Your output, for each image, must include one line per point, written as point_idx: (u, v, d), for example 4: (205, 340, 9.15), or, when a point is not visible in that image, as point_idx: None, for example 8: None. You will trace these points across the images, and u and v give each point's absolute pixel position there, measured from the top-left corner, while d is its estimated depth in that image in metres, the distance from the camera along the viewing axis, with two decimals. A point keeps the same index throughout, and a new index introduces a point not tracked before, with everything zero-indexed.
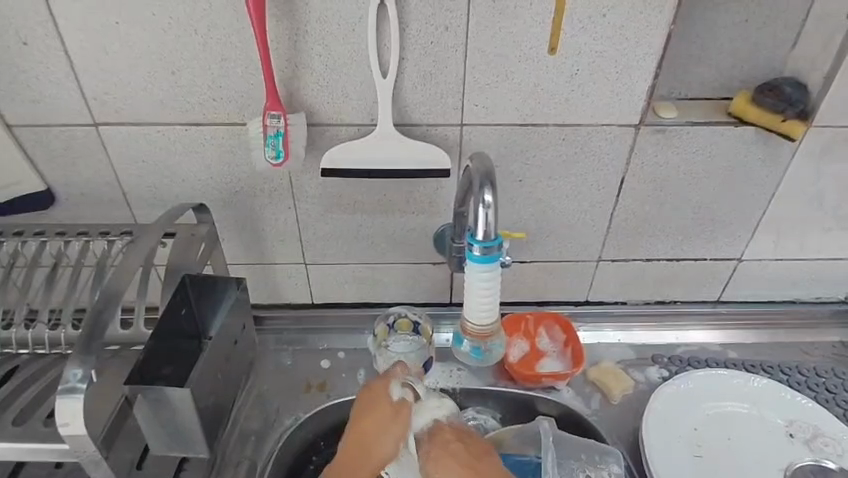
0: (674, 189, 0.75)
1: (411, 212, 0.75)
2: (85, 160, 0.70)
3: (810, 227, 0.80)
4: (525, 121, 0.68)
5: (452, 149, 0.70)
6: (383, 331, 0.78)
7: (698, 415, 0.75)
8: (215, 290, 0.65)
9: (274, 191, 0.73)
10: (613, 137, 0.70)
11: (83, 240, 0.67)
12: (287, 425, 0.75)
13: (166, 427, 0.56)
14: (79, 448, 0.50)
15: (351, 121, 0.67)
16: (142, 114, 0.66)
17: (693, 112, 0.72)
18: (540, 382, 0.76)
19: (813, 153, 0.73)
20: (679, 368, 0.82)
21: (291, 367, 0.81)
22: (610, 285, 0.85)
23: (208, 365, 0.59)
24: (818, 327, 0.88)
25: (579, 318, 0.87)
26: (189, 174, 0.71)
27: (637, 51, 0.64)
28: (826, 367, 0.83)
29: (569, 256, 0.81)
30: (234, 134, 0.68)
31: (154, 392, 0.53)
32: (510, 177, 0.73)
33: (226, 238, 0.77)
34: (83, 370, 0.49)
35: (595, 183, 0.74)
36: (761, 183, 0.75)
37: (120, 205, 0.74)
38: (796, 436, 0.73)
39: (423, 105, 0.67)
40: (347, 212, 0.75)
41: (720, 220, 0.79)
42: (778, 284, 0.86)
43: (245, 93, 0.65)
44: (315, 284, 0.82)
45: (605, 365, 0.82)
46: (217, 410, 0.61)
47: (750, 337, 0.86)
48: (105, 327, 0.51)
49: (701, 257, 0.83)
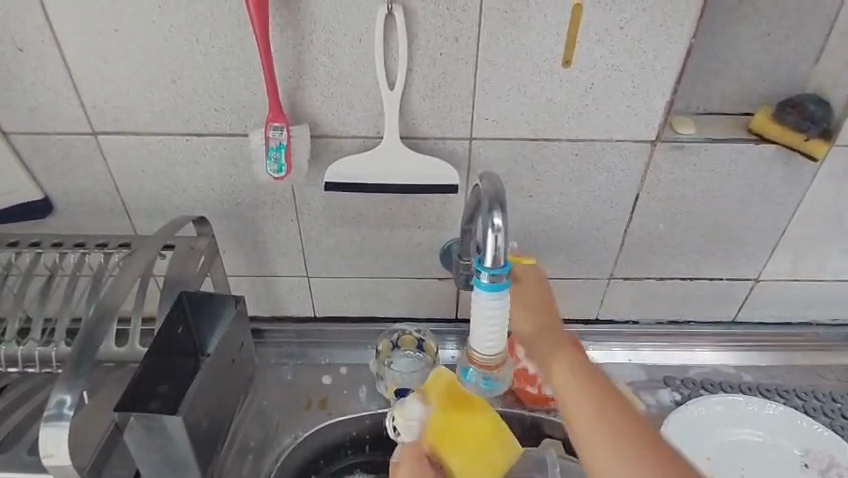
0: (690, 208, 0.72)
1: (417, 227, 0.73)
2: (83, 169, 0.68)
3: (831, 247, 0.77)
4: (537, 135, 0.66)
5: (460, 163, 0.68)
6: (386, 348, 0.76)
7: (711, 443, 0.72)
8: (213, 305, 0.63)
9: (277, 204, 0.71)
10: (627, 153, 0.67)
11: (79, 252, 0.65)
12: (287, 444, 0.73)
13: (158, 452, 0.54)
14: (64, 476, 0.47)
15: (356, 134, 0.65)
16: (142, 124, 0.64)
17: (711, 127, 0.69)
18: (547, 404, 0.74)
19: (837, 173, 0.70)
20: (692, 391, 0.79)
21: (292, 383, 0.79)
22: (621, 303, 0.82)
23: (203, 387, 0.57)
24: (836, 350, 0.85)
25: (589, 337, 0.84)
26: (190, 184, 0.69)
27: (655, 65, 0.61)
28: (843, 393, 0.80)
29: (580, 274, 0.78)
30: (236, 145, 0.66)
31: (147, 418, 0.51)
32: (520, 192, 0.70)
33: (226, 250, 0.75)
34: (72, 396, 0.46)
35: (608, 200, 0.71)
36: (782, 202, 0.72)
37: (119, 215, 0.72)
38: (812, 466, 0.70)
39: (431, 118, 0.64)
40: (351, 225, 0.73)
41: (737, 240, 0.76)
42: (796, 305, 0.83)
43: (247, 103, 0.63)
44: (317, 297, 0.80)
45: (614, 387, 0.79)
46: (213, 432, 0.59)
47: (765, 360, 0.83)
48: (96, 348, 0.48)
49: (717, 277, 0.80)
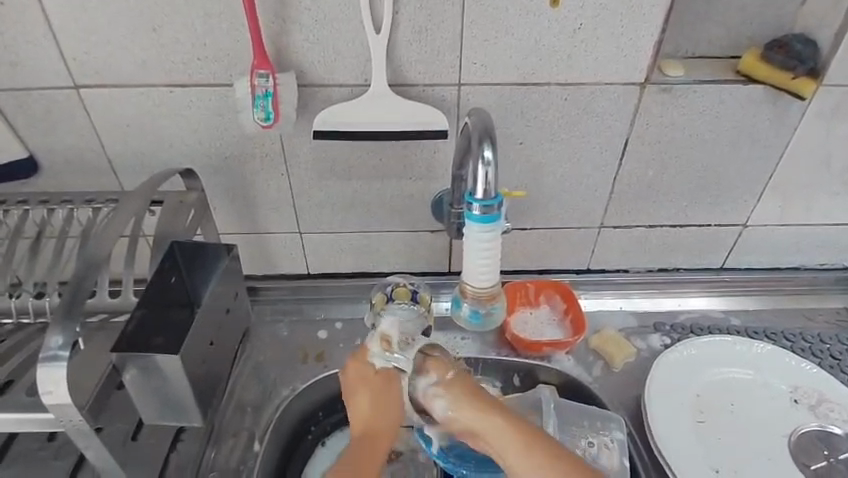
0: (679, 152, 0.73)
1: (408, 178, 0.73)
2: (67, 124, 0.67)
3: (818, 190, 0.78)
4: (526, 79, 0.65)
5: (449, 110, 0.67)
6: (381, 300, 0.75)
7: (701, 381, 0.74)
8: (205, 256, 0.63)
9: (266, 157, 0.70)
10: (616, 96, 0.67)
11: (67, 208, 0.65)
12: (284, 396, 0.74)
13: (157, 394, 0.54)
14: (65, 416, 0.47)
15: (343, 82, 0.64)
16: (124, 75, 0.63)
17: (700, 70, 0.69)
18: (540, 351, 0.75)
19: (824, 112, 0.70)
20: (682, 335, 0.80)
21: (288, 338, 0.80)
22: (612, 251, 0.83)
23: (198, 333, 0.57)
24: (822, 294, 0.86)
25: (580, 286, 0.85)
26: (176, 138, 0.68)
27: (644, 3, 0.61)
28: (829, 334, 0.81)
29: (570, 223, 0.79)
30: (221, 96, 0.65)
31: (143, 360, 0.52)
32: (510, 139, 0.70)
33: (216, 207, 0.75)
34: (65, 337, 0.47)
35: (597, 145, 0.71)
36: (769, 144, 0.73)
37: (106, 173, 0.71)
38: (801, 402, 0.72)
39: (419, 63, 0.64)
40: (342, 178, 0.72)
41: (725, 184, 0.76)
42: (782, 250, 0.85)
43: (231, 51, 0.62)
44: (310, 253, 0.81)
45: (606, 332, 0.80)
46: (210, 379, 0.59)
47: (753, 304, 0.85)
48: (89, 291, 0.49)
49: (706, 223, 0.80)
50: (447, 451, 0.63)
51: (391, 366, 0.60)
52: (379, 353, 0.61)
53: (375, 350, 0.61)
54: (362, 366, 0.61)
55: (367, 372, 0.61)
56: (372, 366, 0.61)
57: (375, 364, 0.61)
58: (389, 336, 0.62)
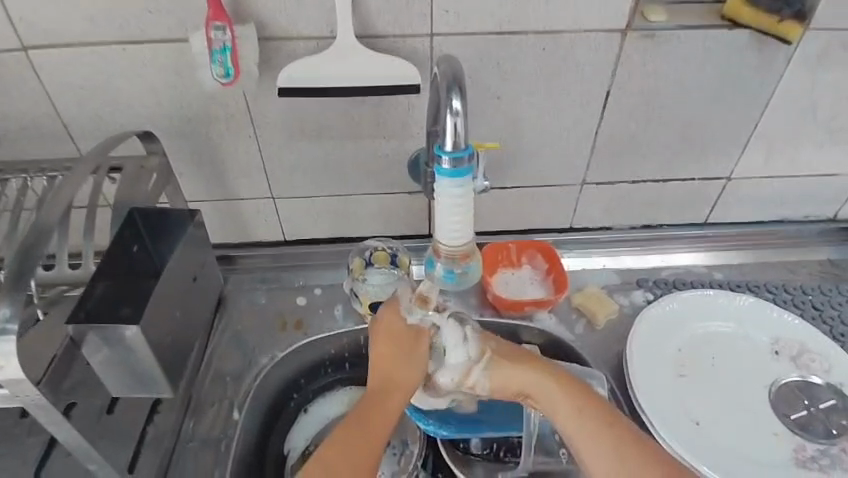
0: (663, 104, 0.70)
1: (382, 137, 0.70)
2: (16, 88, 0.63)
3: (802, 140, 0.76)
4: (502, 28, 0.62)
5: (422, 64, 0.64)
6: (359, 265, 0.74)
7: (683, 336, 0.73)
8: (168, 223, 0.60)
9: (232, 118, 0.67)
10: (596, 45, 0.64)
11: (21, 178, 0.63)
12: (264, 364, 0.73)
13: (120, 366, 0.53)
14: (19, 392, 0.45)
15: (309, 34, 0.61)
16: (72, 32, 0.59)
17: (683, 15, 0.66)
18: (522, 310, 0.74)
19: (810, 57, 0.68)
20: (665, 291, 0.80)
21: (267, 305, 0.78)
22: (595, 209, 0.81)
23: (161, 301, 0.55)
24: (805, 246, 0.86)
25: (564, 245, 0.84)
26: (135, 101, 0.64)
27: None
28: (811, 285, 0.81)
29: (552, 180, 0.77)
30: (179, 53, 0.61)
31: (109, 331, 0.50)
32: (486, 93, 0.67)
33: (184, 172, 0.72)
34: (12, 310, 0.44)
35: (578, 98, 0.69)
36: (754, 93, 0.70)
37: (63, 139, 0.67)
38: (782, 353, 0.72)
39: (388, 13, 0.60)
40: (313, 139, 0.69)
41: (709, 136, 0.74)
42: (767, 203, 0.83)
43: (185, 3, 0.58)
44: (285, 219, 0.78)
45: (590, 289, 0.79)
46: (178, 348, 0.58)
47: (736, 258, 0.84)
48: (36, 261, 0.46)
49: (690, 177, 0.79)
50: (427, 412, 0.63)
51: (425, 324, 0.57)
52: (415, 310, 0.57)
53: (412, 307, 0.57)
54: (394, 321, 0.56)
55: (394, 325, 0.56)
56: (403, 321, 0.57)
57: (408, 319, 0.57)
58: (430, 295, 0.58)
